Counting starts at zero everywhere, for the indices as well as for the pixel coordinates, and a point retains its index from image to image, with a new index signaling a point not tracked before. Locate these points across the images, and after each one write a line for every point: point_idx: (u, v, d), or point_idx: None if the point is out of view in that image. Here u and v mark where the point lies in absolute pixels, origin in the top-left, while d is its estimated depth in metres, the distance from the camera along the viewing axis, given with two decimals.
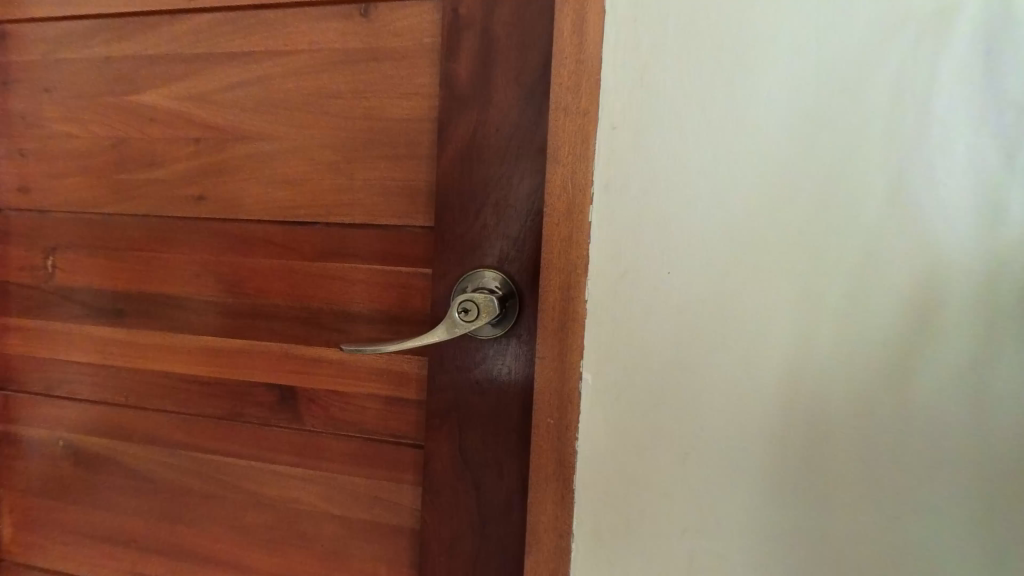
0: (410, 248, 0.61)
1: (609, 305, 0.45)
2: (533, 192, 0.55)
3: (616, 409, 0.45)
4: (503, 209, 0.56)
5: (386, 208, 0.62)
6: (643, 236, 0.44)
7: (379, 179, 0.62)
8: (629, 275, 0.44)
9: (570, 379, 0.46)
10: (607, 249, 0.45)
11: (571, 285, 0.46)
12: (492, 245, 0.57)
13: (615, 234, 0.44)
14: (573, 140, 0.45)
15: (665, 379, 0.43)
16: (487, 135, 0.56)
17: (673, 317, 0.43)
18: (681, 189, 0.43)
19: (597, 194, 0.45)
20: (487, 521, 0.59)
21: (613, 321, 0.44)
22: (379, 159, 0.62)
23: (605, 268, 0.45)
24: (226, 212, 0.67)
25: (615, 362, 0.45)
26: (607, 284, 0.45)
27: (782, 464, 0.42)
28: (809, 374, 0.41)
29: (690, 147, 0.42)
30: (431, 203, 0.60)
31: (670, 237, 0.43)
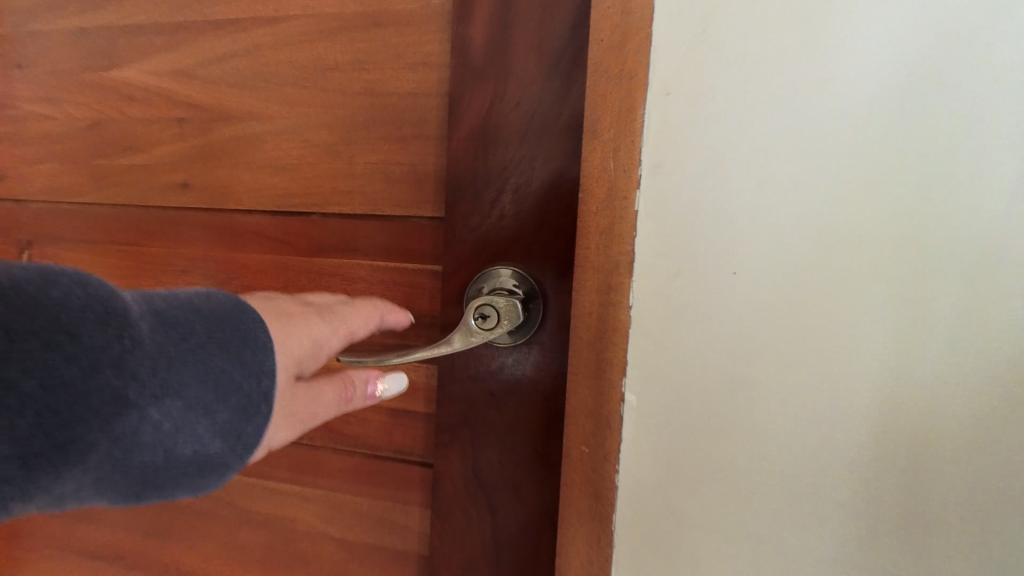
0: (418, 241, 0.54)
1: (660, 312, 0.37)
2: (558, 178, 0.48)
3: (665, 436, 0.38)
4: (524, 197, 0.49)
5: (389, 198, 0.55)
6: (700, 229, 0.36)
7: (382, 164, 0.54)
8: (684, 275, 0.36)
9: (609, 398, 0.39)
10: (656, 244, 0.37)
11: (611, 286, 0.38)
12: (512, 238, 0.49)
13: (667, 225, 0.37)
14: (618, 110, 0.37)
15: (726, 404, 0.36)
16: (505, 110, 0.49)
17: (733, 328, 0.35)
18: (750, 174, 0.35)
19: (645, 177, 0.37)
20: (503, 550, 0.52)
21: (664, 330, 0.37)
22: (382, 139, 0.54)
23: (653, 265, 0.37)
24: (214, 201, 0.60)
25: (663, 379, 0.37)
26: (658, 284, 0.37)
27: (863, 516, 0.33)
28: (904, 407, 0.32)
29: (763, 119, 0.34)
30: (442, 190, 0.53)
31: (732, 232, 0.35)
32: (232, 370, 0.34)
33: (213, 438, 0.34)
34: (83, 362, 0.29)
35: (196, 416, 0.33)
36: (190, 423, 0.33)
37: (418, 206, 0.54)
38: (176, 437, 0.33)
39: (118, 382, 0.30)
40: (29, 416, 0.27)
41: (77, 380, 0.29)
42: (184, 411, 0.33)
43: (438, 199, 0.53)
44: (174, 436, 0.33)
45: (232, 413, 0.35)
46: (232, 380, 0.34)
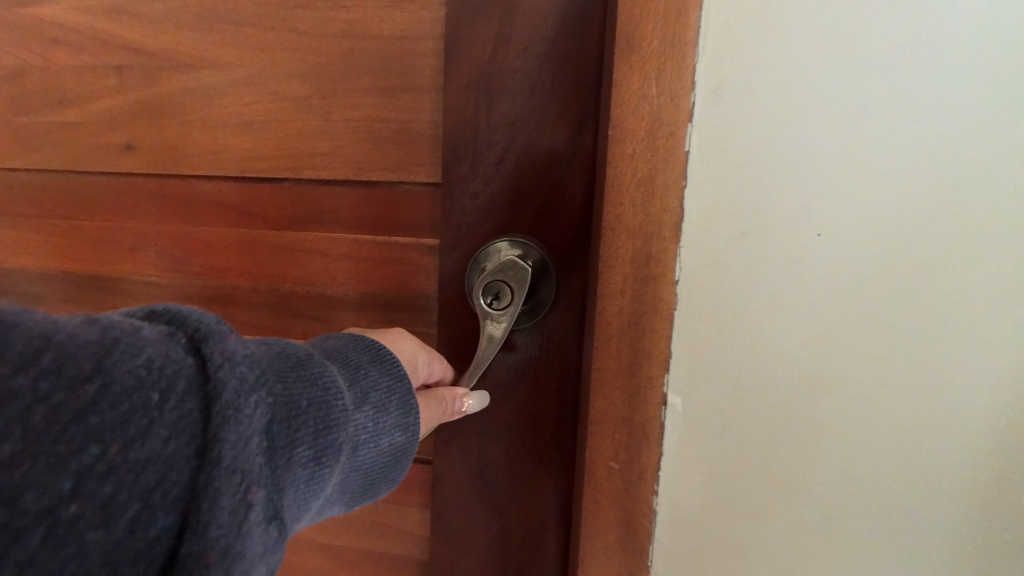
0: (411, 213, 0.47)
1: (709, 306, 0.33)
2: (575, 136, 0.41)
3: (720, 435, 0.33)
4: (534, 158, 0.42)
5: (376, 161, 0.47)
6: (769, 193, 0.30)
7: (366, 120, 0.47)
8: (746, 243, 0.31)
9: (645, 400, 0.36)
10: (711, 211, 0.32)
11: (648, 272, 0.35)
12: (518, 206, 0.43)
13: (720, 206, 0.32)
14: (657, 65, 0.33)
15: (784, 413, 0.31)
16: (511, 55, 0.42)
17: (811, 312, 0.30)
18: (824, 143, 0.29)
19: (695, 154, 0.33)
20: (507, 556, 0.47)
21: (719, 310, 0.32)
22: (365, 91, 0.46)
23: (703, 254, 0.33)
24: (163, 166, 0.51)
25: (719, 369, 0.33)
26: (711, 257, 0.33)
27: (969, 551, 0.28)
28: None
29: (842, 74, 0.28)
30: (437, 152, 0.46)
31: (814, 196, 0.29)
32: (389, 367, 0.34)
33: (396, 432, 0.33)
34: (310, 374, 0.28)
35: (386, 424, 0.33)
36: (383, 430, 0.33)
37: (410, 171, 0.46)
38: (376, 446, 0.32)
39: (335, 393, 0.29)
40: (300, 428, 0.26)
41: (320, 393, 0.28)
42: (375, 415, 0.32)
43: (433, 162, 0.46)
44: (373, 438, 0.32)
45: (410, 412, 0.34)
46: (393, 377, 0.33)
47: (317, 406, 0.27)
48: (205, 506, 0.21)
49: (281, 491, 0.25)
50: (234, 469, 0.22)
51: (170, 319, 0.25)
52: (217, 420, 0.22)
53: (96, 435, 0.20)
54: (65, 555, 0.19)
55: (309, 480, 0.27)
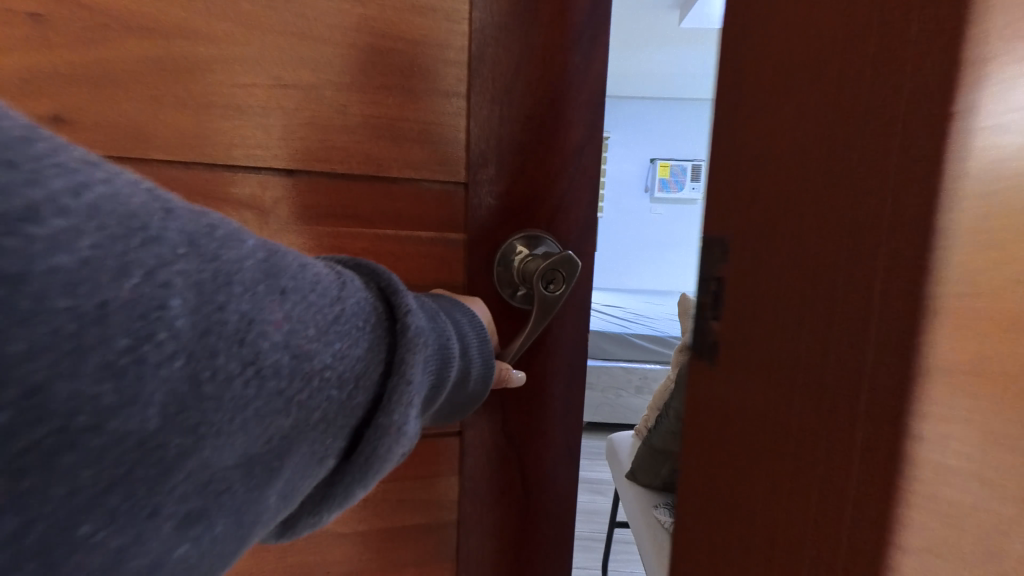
0: (432, 210, 0.50)
1: None
2: (587, 151, 0.50)
3: None
4: (553, 165, 0.50)
5: (396, 159, 0.49)
6: None
7: (386, 118, 0.48)
8: None
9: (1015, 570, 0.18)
10: None
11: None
12: (540, 205, 0.50)
13: None
14: None
15: None
16: (536, 75, 0.48)
17: None
18: None
19: None
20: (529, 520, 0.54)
21: None
22: (386, 87, 0.47)
23: None
24: (125, 146, 0.44)
25: None
26: None
27: None
28: None
29: None
30: (461, 153, 0.50)
31: None
32: (482, 333, 0.38)
33: (480, 380, 0.37)
34: (438, 324, 0.33)
35: (478, 375, 0.37)
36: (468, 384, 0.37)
37: (431, 171, 0.49)
38: (467, 393, 0.37)
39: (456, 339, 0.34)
40: (436, 360, 0.32)
41: (446, 337, 0.33)
42: (475, 366, 0.36)
43: (456, 163, 0.50)
44: (468, 382, 0.36)
45: (485, 374, 0.37)
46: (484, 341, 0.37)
47: (444, 348, 0.33)
48: (388, 404, 0.27)
49: (424, 405, 0.31)
50: (411, 381, 0.28)
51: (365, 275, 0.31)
52: (408, 342, 0.29)
53: (339, 336, 0.25)
54: (313, 420, 0.24)
55: (432, 400, 0.32)
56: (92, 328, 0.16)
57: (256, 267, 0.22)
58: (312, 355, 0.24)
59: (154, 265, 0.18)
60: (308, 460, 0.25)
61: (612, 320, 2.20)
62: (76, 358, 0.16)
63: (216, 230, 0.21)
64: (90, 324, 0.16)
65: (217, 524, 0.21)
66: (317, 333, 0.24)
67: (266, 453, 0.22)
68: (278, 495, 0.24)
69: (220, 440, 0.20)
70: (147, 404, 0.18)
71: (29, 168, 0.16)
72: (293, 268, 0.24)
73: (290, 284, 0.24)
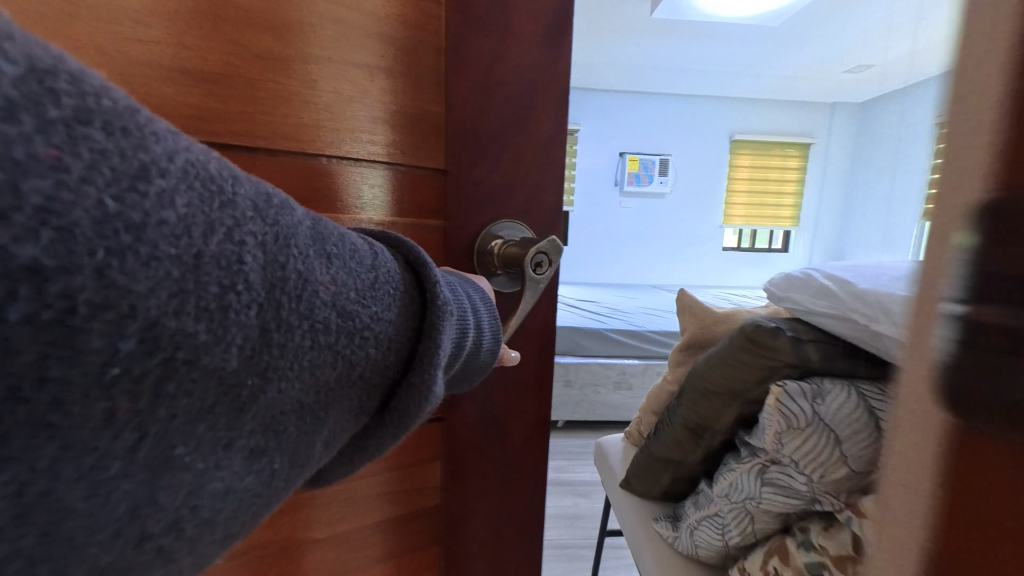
0: (420, 200, 0.40)
1: None
2: (553, 146, 0.41)
3: None
4: (516, 153, 0.40)
5: (365, 140, 0.37)
6: None
7: (335, 95, 0.35)
8: None
9: None
10: None
11: None
12: (504, 197, 0.40)
13: None
14: None
15: None
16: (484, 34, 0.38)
17: None
18: None
19: None
20: (469, 497, 0.44)
21: None
22: (320, 54, 0.34)
23: None
24: None
25: None
26: None
27: None
28: None
29: None
30: (404, 137, 0.38)
31: None
32: (486, 301, 0.33)
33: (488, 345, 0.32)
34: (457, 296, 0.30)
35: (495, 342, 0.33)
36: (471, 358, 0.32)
37: (409, 155, 0.39)
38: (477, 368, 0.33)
39: (476, 302, 0.32)
40: (458, 323, 0.29)
41: (465, 300, 0.31)
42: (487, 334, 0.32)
43: (433, 150, 0.40)
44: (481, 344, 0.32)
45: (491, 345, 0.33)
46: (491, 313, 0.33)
47: (460, 314, 0.30)
48: (416, 368, 0.25)
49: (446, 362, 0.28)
50: (439, 340, 0.25)
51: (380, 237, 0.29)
52: (437, 310, 0.26)
53: (371, 298, 0.24)
54: (352, 375, 0.23)
55: (456, 358, 0.30)
56: (199, 280, 0.17)
57: (310, 239, 0.22)
58: (355, 315, 0.23)
59: (234, 225, 0.18)
60: (346, 417, 0.24)
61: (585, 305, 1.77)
62: (183, 299, 0.16)
63: (272, 198, 0.21)
64: (191, 271, 0.17)
65: (276, 460, 0.21)
66: (361, 299, 0.24)
67: (317, 403, 0.22)
68: (322, 444, 0.23)
69: (284, 382, 0.20)
70: (230, 343, 0.18)
71: (143, 136, 0.16)
72: (338, 231, 0.24)
73: (338, 254, 0.23)
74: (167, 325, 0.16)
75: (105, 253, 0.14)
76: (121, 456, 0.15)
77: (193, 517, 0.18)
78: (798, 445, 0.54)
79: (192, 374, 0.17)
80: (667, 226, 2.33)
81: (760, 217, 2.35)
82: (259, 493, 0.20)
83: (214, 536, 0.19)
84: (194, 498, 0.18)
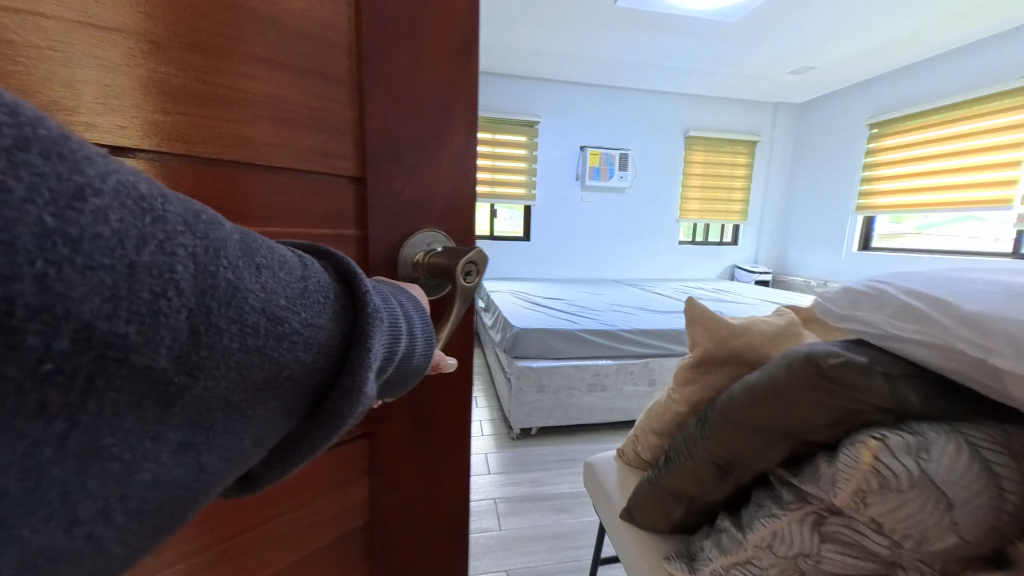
0: (309, 205, 0.23)
1: None
2: (471, 174, 0.29)
3: None
4: (433, 140, 0.27)
5: (227, 138, 0.19)
6: None
7: (143, 68, 0.17)
8: None
9: None
10: None
11: None
12: (422, 196, 0.27)
13: None
14: None
15: None
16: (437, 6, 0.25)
17: None
18: None
19: None
20: (399, 490, 0.31)
21: None
22: (82, 13, 0.15)
23: None
24: None
25: None
26: None
27: None
28: None
29: None
30: (260, 101, 0.20)
31: None
32: (414, 301, 0.23)
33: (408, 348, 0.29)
34: (384, 295, 0.21)
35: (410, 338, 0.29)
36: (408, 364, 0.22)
37: (303, 160, 0.22)
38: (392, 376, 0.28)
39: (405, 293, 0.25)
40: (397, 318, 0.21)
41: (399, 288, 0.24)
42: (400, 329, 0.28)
43: (340, 133, 0.23)
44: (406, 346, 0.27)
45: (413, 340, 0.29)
46: (424, 323, 0.23)
47: (401, 313, 0.21)
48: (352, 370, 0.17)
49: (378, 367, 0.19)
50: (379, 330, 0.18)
51: (311, 251, 0.19)
52: (368, 314, 0.18)
53: (299, 301, 0.16)
54: (258, 383, 0.14)
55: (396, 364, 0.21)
56: (133, 287, 0.11)
57: (237, 250, 0.14)
58: (284, 322, 0.15)
59: (167, 238, 0.12)
60: (253, 447, 0.15)
61: (557, 308, 1.39)
62: (128, 311, 0.11)
63: (200, 212, 0.14)
64: (122, 283, 0.11)
65: (208, 452, 0.14)
66: (292, 305, 0.16)
67: (233, 409, 0.14)
68: (248, 438, 0.15)
69: (217, 379, 0.13)
70: (158, 347, 0.12)
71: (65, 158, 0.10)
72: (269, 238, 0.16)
73: (270, 266, 0.15)
74: (99, 329, 0.11)
75: (46, 262, 0.10)
76: (47, 451, 0.10)
77: (124, 513, 0.12)
78: (894, 512, 0.21)
79: (119, 377, 0.11)
80: (623, 220, 2.40)
81: (711, 213, 2.46)
82: (196, 486, 0.14)
83: (144, 530, 0.13)
84: (125, 485, 0.12)
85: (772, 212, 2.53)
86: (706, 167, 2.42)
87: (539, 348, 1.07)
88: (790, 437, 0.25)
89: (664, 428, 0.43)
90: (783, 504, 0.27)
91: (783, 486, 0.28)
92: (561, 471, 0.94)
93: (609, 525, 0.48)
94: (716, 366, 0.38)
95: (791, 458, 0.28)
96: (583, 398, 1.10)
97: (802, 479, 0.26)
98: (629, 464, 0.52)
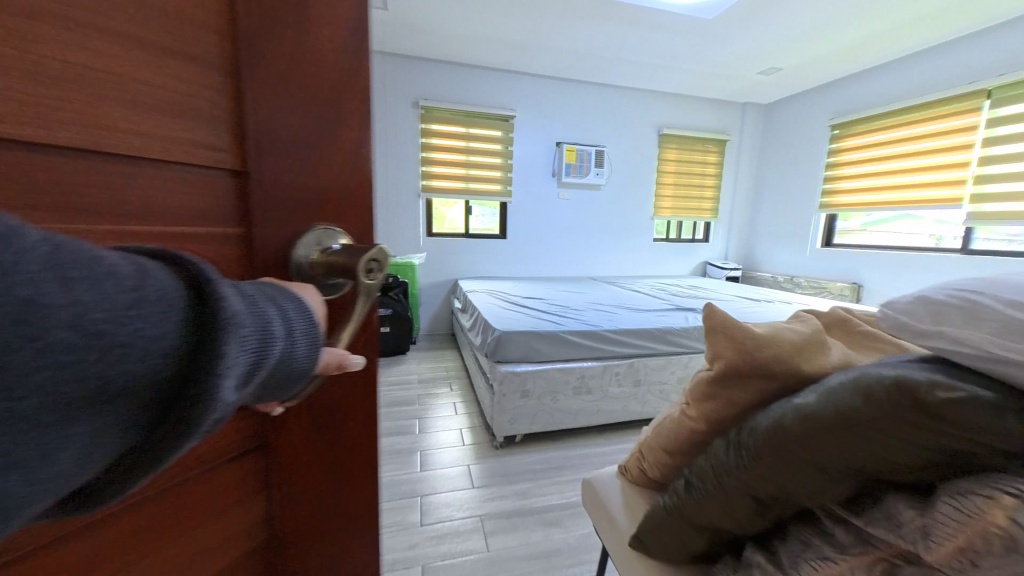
0: (168, 202, 0.17)
1: None
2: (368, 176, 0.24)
3: None
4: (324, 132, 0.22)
5: (27, 115, 0.13)
6: None
7: None
8: None
9: None
10: None
11: None
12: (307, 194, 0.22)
13: None
14: None
15: None
16: None
17: None
18: None
19: None
20: (302, 497, 0.24)
21: None
22: None
23: None
24: None
25: None
26: None
27: None
28: None
29: None
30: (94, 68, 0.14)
31: None
32: (295, 302, 0.18)
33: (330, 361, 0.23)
34: (246, 297, 0.16)
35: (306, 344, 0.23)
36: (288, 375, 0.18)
37: (153, 150, 0.16)
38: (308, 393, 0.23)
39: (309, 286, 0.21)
40: (274, 316, 0.17)
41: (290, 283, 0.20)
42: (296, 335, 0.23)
43: (213, 120, 0.18)
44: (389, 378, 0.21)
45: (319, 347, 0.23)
46: (310, 328, 0.18)
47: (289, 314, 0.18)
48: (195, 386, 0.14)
49: (242, 382, 0.16)
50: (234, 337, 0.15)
51: (144, 256, 0.15)
52: (218, 322, 0.15)
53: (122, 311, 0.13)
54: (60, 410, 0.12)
55: (282, 375, 0.17)
56: None
57: (40, 256, 0.12)
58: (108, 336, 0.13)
59: None
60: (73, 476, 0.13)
61: (538, 308, 1.35)
62: None
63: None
64: None
65: (14, 478, 0.11)
66: (117, 317, 0.13)
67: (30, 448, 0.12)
68: (71, 456, 0.12)
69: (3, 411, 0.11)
70: None
71: None
72: (90, 243, 0.13)
73: (88, 275, 0.12)
74: None
75: None
76: None
77: None
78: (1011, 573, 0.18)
79: None
80: (599, 217, 2.39)
81: (684, 210, 2.50)
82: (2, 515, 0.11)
83: None
84: None
85: (740, 210, 2.60)
86: (679, 165, 2.45)
87: (521, 351, 1.03)
88: (861, 474, 0.23)
89: (676, 446, 0.39)
90: (840, 547, 0.25)
91: (838, 526, 0.26)
92: (546, 481, 0.90)
93: (614, 550, 0.44)
94: (736, 379, 0.34)
95: (856, 498, 0.25)
96: (568, 402, 1.06)
97: (869, 521, 0.24)
98: (634, 482, 0.48)
